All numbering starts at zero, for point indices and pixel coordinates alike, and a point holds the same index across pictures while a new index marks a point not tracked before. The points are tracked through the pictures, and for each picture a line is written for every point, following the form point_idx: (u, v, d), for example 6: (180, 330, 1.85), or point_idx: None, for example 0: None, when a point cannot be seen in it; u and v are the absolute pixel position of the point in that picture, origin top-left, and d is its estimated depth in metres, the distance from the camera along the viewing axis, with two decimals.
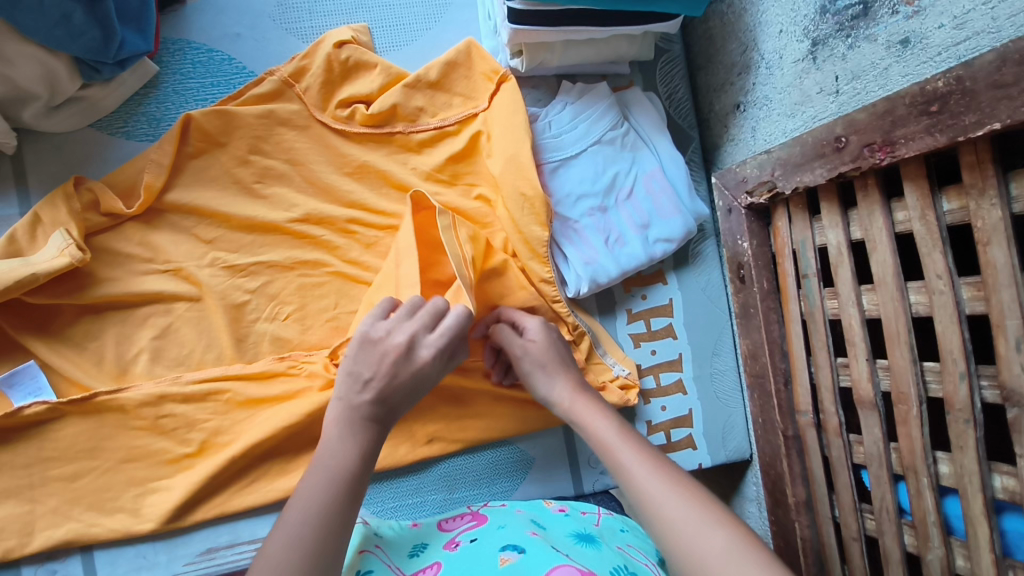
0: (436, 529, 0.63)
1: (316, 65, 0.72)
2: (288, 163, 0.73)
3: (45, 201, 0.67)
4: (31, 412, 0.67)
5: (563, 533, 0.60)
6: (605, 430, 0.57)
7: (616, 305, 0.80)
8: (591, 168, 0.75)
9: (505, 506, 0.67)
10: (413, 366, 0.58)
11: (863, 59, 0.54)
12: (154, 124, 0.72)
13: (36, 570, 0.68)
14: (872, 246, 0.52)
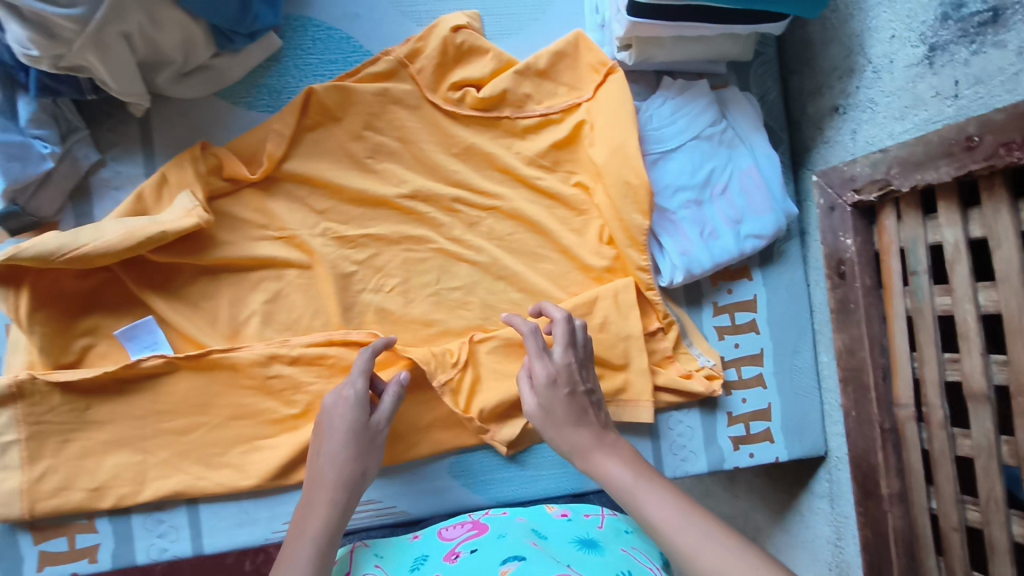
0: (437, 539, 0.66)
1: (433, 49, 0.75)
2: (399, 140, 0.76)
3: (173, 165, 0.70)
4: (150, 365, 0.69)
5: (566, 538, 0.64)
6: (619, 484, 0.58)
7: (703, 297, 0.82)
8: (689, 161, 0.78)
9: (506, 514, 0.69)
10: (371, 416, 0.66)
11: (989, 64, 0.57)
12: (275, 96, 0.74)
13: (145, 519, 0.71)
14: (995, 243, 0.54)
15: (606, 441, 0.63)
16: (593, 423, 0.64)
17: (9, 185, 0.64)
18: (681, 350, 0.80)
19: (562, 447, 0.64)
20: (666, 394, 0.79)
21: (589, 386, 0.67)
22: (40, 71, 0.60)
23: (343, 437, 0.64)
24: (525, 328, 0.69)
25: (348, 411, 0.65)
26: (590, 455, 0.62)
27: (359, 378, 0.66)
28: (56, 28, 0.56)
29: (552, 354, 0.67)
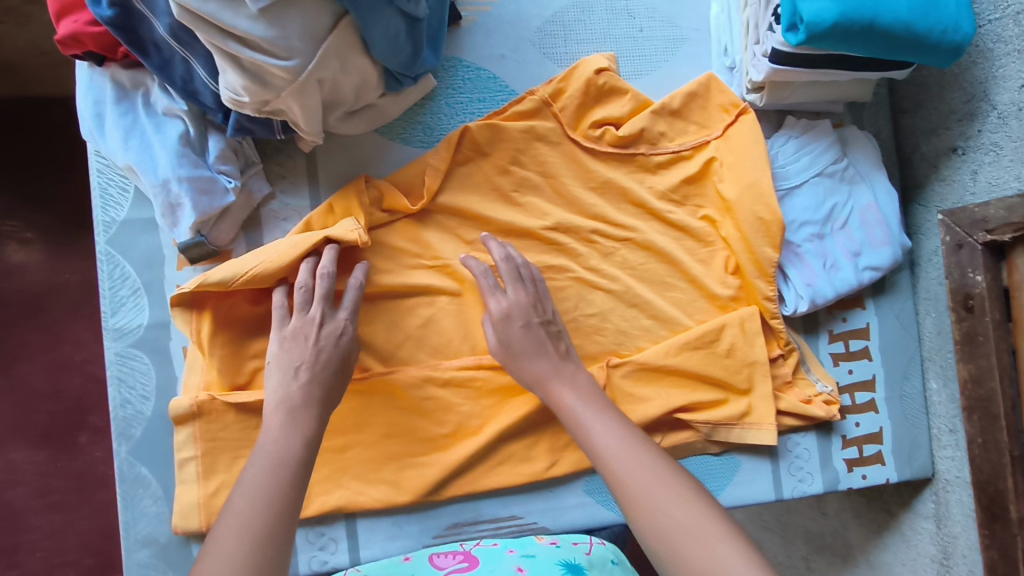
0: (429, 564, 0.70)
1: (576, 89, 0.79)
2: (541, 175, 0.80)
3: (344, 198, 0.74)
4: None
5: (552, 560, 0.69)
6: (606, 447, 0.65)
7: (819, 325, 0.87)
8: (813, 197, 0.82)
9: (497, 545, 0.73)
10: (334, 340, 0.69)
11: None
12: (429, 132, 0.79)
13: (308, 531, 0.75)
14: None
15: (574, 380, 0.71)
16: (552, 354, 0.72)
17: (198, 218, 0.69)
18: (800, 375, 0.84)
19: (524, 372, 0.72)
20: (788, 418, 0.83)
21: (548, 320, 0.74)
22: (240, 115, 0.65)
23: (325, 361, 0.68)
24: (524, 276, 0.75)
25: (329, 344, 0.68)
26: (547, 383, 0.71)
27: (349, 308, 0.71)
28: (269, 76, 0.61)
29: (536, 303, 0.74)
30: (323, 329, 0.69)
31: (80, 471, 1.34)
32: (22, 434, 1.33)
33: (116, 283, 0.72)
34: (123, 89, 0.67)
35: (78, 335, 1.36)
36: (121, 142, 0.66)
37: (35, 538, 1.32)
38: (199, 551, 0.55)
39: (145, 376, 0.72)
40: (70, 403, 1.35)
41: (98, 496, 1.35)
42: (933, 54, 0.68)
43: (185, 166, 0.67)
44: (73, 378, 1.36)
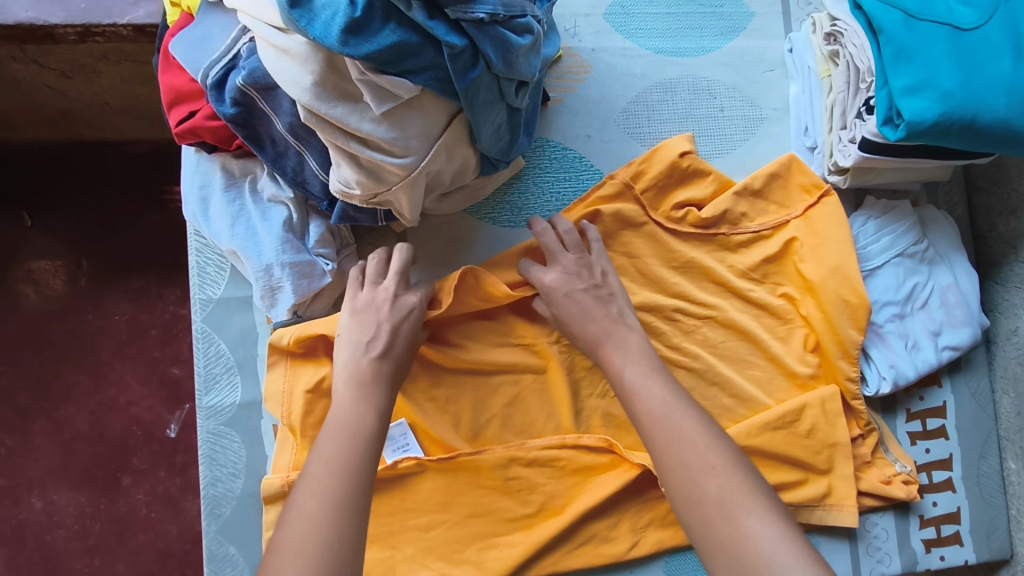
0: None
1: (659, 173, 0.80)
2: (625, 254, 0.82)
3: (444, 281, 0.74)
4: (404, 466, 0.74)
5: None
6: (655, 413, 0.64)
7: (896, 404, 0.87)
8: (894, 279, 0.82)
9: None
10: (404, 313, 0.70)
11: None
12: (516, 212, 0.80)
13: None
14: None
15: (625, 344, 0.70)
16: (607, 315, 0.72)
17: (296, 300, 0.70)
18: (879, 455, 0.84)
19: (581, 338, 0.73)
20: (868, 498, 0.83)
21: (596, 282, 0.74)
22: (347, 204, 0.67)
23: (398, 339, 0.68)
24: (576, 258, 0.75)
25: (404, 318, 0.69)
26: (601, 347, 0.71)
27: (419, 290, 0.72)
28: (384, 172, 0.62)
29: (580, 270, 0.74)
30: (399, 300, 0.70)
31: (120, 514, 1.34)
32: (66, 475, 1.34)
33: (211, 360, 0.73)
34: (233, 177, 0.69)
35: (123, 377, 1.37)
36: (228, 228, 0.68)
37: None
38: (279, 518, 0.55)
39: (235, 455, 0.73)
40: (113, 446, 1.35)
41: (136, 540, 1.33)
42: (1015, 149, 0.69)
43: (288, 252, 0.69)
44: (118, 420, 1.36)
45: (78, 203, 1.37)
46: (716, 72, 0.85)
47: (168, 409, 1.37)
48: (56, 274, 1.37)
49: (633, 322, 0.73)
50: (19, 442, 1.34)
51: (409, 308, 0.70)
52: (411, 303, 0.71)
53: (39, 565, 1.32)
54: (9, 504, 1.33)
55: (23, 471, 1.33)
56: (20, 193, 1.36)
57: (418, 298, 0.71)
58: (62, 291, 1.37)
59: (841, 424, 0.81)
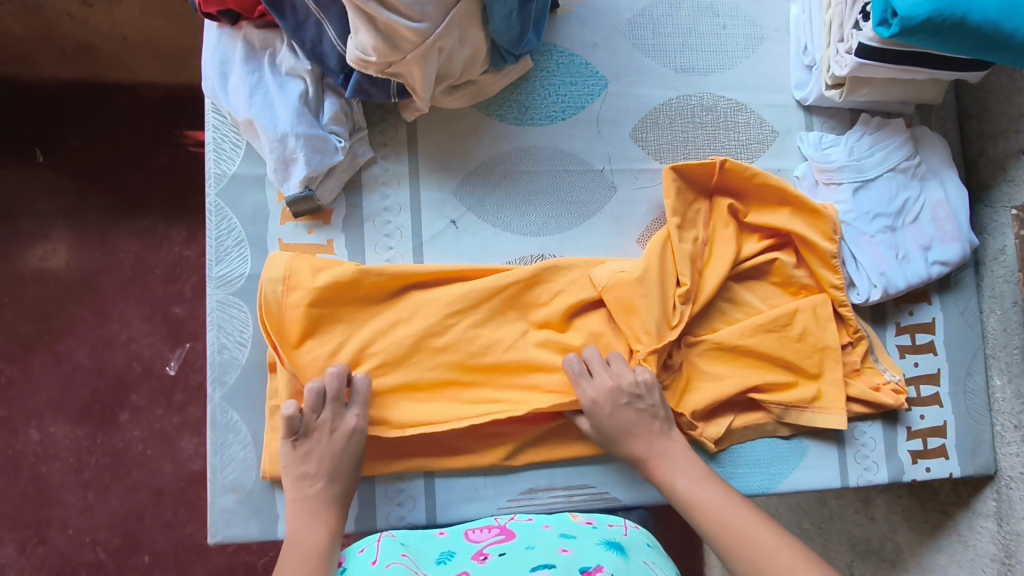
0: (464, 538, 0.71)
1: (642, 296, 0.75)
2: (627, 159, 0.85)
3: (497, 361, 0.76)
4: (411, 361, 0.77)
5: (593, 540, 0.68)
6: (716, 514, 0.69)
7: (886, 317, 0.89)
8: (887, 191, 0.84)
9: (533, 521, 0.74)
10: (341, 442, 0.69)
11: None
12: (524, 111, 0.83)
13: (388, 487, 0.76)
14: None
15: (669, 454, 0.74)
16: (648, 432, 0.75)
17: (309, 174, 0.72)
18: (869, 364, 0.86)
19: (624, 450, 0.75)
20: (857, 405, 0.85)
21: (639, 397, 0.75)
22: (362, 75, 0.70)
23: (339, 466, 0.70)
24: (625, 380, 0.75)
25: (347, 444, 0.70)
26: (647, 460, 0.74)
27: (356, 406, 0.71)
28: (400, 40, 0.65)
29: (620, 385, 0.74)
30: (338, 429, 0.70)
31: (116, 450, 1.28)
32: (63, 408, 1.28)
33: (223, 234, 0.75)
34: (253, 49, 0.73)
35: (125, 314, 1.32)
36: (246, 98, 0.71)
37: (67, 514, 1.25)
38: None
39: (242, 325, 0.75)
40: (112, 381, 1.29)
41: (131, 477, 1.27)
42: (1003, 55, 0.72)
43: (303, 124, 0.71)
44: (118, 355, 1.31)
45: (84, 131, 1.33)
46: None
47: (169, 347, 1.32)
48: (59, 208, 1.33)
49: (674, 431, 0.76)
50: (18, 372, 1.28)
51: (349, 439, 0.70)
52: (350, 428, 0.70)
53: (33, 497, 1.25)
54: (6, 433, 1.26)
55: (21, 402, 1.27)
56: (23, 116, 1.32)
57: (357, 422, 0.70)
58: (66, 220, 1.33)
59: (830, 330, 0.83)
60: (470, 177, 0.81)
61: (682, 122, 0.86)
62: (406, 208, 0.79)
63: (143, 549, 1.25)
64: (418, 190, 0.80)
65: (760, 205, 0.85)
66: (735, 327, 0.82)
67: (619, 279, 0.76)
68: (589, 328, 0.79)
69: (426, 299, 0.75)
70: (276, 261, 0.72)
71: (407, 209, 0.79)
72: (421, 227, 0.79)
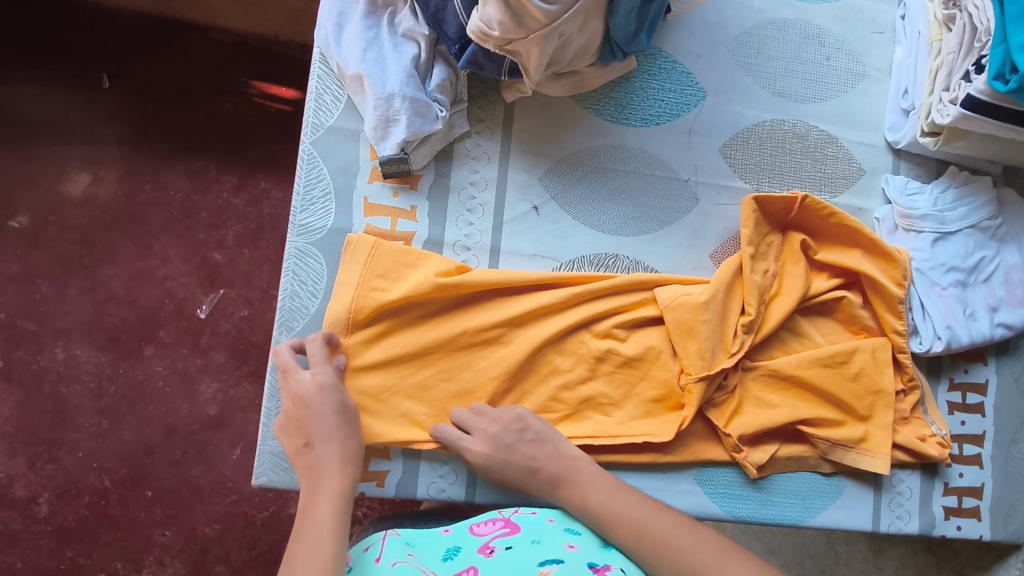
0: (468, 532, 0.69)
1: (703, 321, 0.77)
2: (710, 174, 0.84)
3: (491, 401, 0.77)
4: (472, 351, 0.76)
5: (598, 539, 0.68)
6: (635, 519, 0.66)
7: (941, 371, 0.89)
8: (964, 247, 0.85)
9: (536, 514, 0.71)
10: (311, 396, 0.67)
11: None
12: (619, 109, 0.83)
13: (431, 459, 0.76)
14: None
15: (579, 475, 0.71)
16: (546, 452, 0.72)
17: (406, 137, 0.73)
18: (917, 414, 0.85)
19: (536, 487, 0.72)
20: (899, 451, 0.84)
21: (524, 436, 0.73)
22: (479, 48, 0.71)
23: (327, 419, 0.66)
24: (501, 419, 0.73)
25: (325, 398, 0.67)
26: (562, 485, 0.71)
27: (319, 363, 0.68)
28: (526, 18, 0.66)
29: (495, 433, 0.72)
30: (305, 389, 0.67)
31: (136, 382, 1.28)
32: (91, 333, 1.29)
33: (312, 183, 0.76)
34: (374, 6, 0.74)
35: (166, 251, 1.32)
36: (360, 53, 0.72)
37: (80, 437, 1.25)
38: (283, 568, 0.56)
39: (317, 275, 0.75)
40: (144, 314, 1.30)
41: (147, 411, 1.27)
42: None
43: (411, 86, 0.72)
44: (153, 291, 1.31)
45: (154, 64, 1.34)
46: (829, 22, 0.89)
47: (204, 290, 1.32)
48: (118, 136, 1.34)
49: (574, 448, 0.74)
50: (53, 291, 1.29)
51: (314, 391, 0.67)
52: (315, 386, 0.67)
53: (48, 415, 1.25)
54: (32, 349, 1.27)
55: (51, 320, 1.28)
56: (100, 41, 1.32)
57: (320, 378, 0.68)
58: (123, 149, 1.34)
59: (887, 377, 0.83)
60: (557, 166, 0.81)
61: (772, 145, 0.86)
62: (491, 186, 0.80)
63: (147, 483, 1.24)
64: (505, 170, 0.80)
65: (833, 244, 0.84)
66: (794, 358, 0.82)
67: (682, 301, 0.78)
68: (648, 341, 0.79)
69: (506, 303, 0.77)
70: (359, 241, 0.74)
71: (492, 186, 0.80)
72: (502, 207, 0.80)
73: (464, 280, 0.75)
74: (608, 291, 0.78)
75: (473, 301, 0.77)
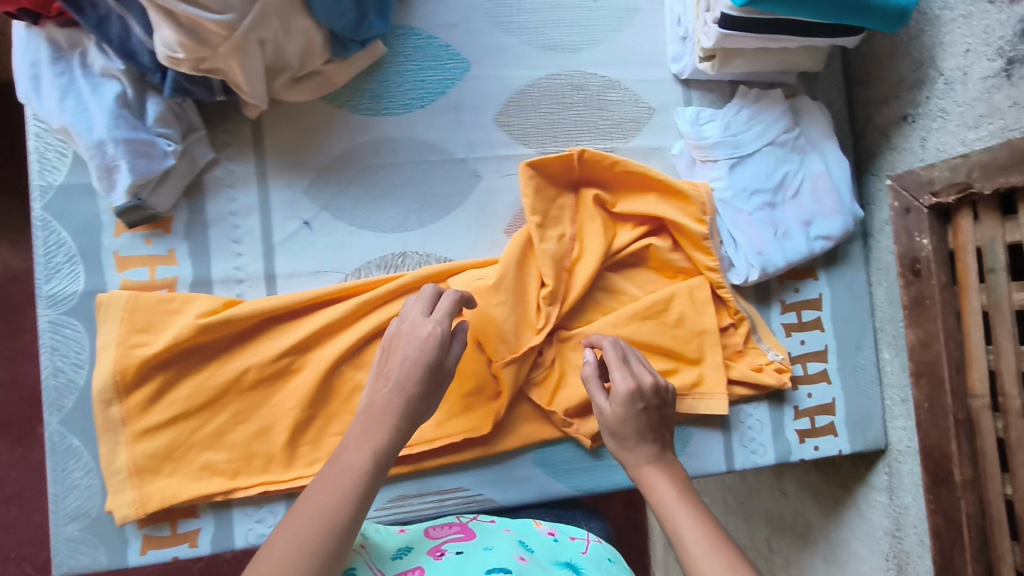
0: (424, 535, 0.69)
1: (497, 303, 0.73)
2: (488, 146, 0.80)
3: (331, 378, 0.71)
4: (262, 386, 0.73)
5: (550, 559, 0.64)
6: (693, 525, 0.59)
7: (771, 296, 0.87)
8: (764, 166, 0.81)
9: (493, 523, 0.72)
10: (428, 342, 0.62)
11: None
12: (377, 99, 0.78)
13: (246, 508, 0.73)
14: None
15: (675, 469, 0.66)
16: (659, 439, 0.68)
17: (135, 181, 0.67)
18: (751, 345, 0.83)
19: (619, 454, 0.68)
20: (738, 387, 0.82)
21: (663, 404, 0.70)
22: (177, 74, 0.65)
23: (415, 370, 0.61)
24: (636, 372, 0.70)
25: (406, 339, 0.62)
26: (645, 470, 0.66)
27: (441, 313, 0.63)
28: (206, 33, 0.60)
29: (637, 389, 0.69)
30: (421, 331, 0.62)
31: None
32: None
33: (51, 250, 0.71)
34: (60, 48, 0.66)
35: None
36: (57, 102, 0.66)
37: None
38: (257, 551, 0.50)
39: (78, 345, 0.70)
40: None
41: None
42: (873, 17, 0.72)
43: (121, 128, 0.66)
44: None
45: None
46: None
47: None
48: None
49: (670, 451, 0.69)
50: None
51: (433, 338, 0.62)
52: (433, 332, 0.62)
53: None
54: None
55: None
56: None
57: (439, 326, 0.63)
58: None
59: (707, 316, 0.80)
60: (320, 175, 0.76)
61: (550, 102, 0.82)
62: (256, 211, 0.74)
63: None
64: (266, 190, 0.75)
65: (628, 192, 0.81)
66: (608, 319, 0.79)
67: (474, 287, 0.74)
68: None
69: (291, 329, 0.73)
70: (112, 299, 0.69)
71: (256, 211, 0.74)
72: (270, 230, 0.75)
73: (231, 313, 0.70)
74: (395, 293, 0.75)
75: (253, 336, 0.73)
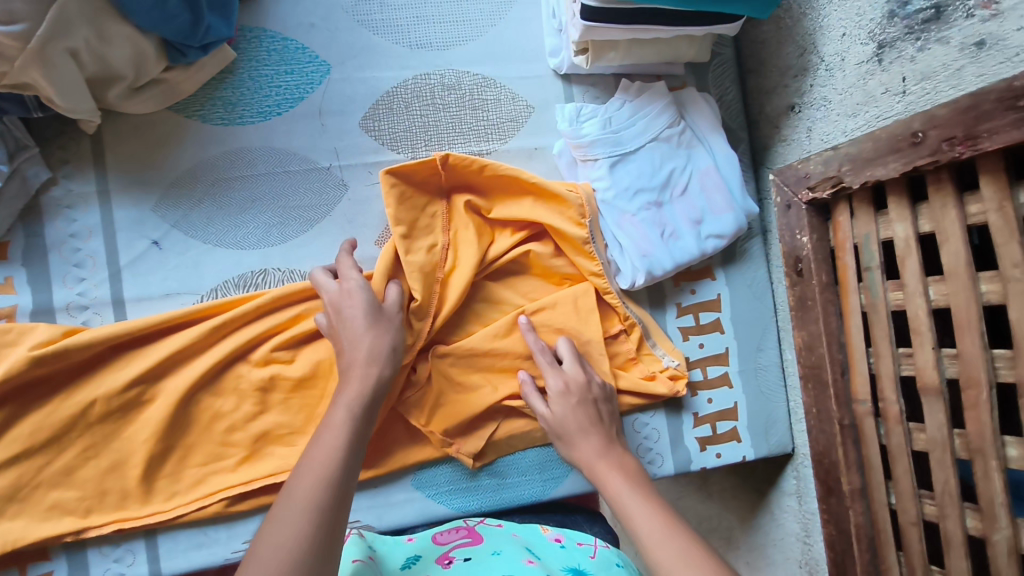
0: (431, 542, 0.67)
1: None
2: (354, 153, 0.76)
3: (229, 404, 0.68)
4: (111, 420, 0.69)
5: (559, 565, 0.61)
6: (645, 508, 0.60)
7: (666, 299, 0.83)
8: (648, 164, 0.77)
9: (500, 527, 0.70)
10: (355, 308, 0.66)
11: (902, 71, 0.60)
12: (230, 108, 0.73)
13: (102, 547, 0.70)
14: (905, 252, 0.58)
15: (622, 463, 0.68)
16: (602, 432, 0.71)
17: None
18: (645, 351, 0.79)
19: (566, 450, 0.71)
20: (629, 396, 0.79)
21: (602, 397, 0.73)
22: None
23: (362, 343, 0.64)
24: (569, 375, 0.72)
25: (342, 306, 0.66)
26: (597, 466, 0.68)
27: (350, 274, 0.68)
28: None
29: (569, 384, 0.72)
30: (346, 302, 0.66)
31: None
32: None
33: None
34: None
35: None
36: None
37: None
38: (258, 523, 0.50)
39: None
40: None
41: None
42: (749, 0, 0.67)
43: None
44: None
45: None
46: None
47: None
48: None
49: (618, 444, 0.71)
50: None
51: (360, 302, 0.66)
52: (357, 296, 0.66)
53: None
54: None
55: None
56: None
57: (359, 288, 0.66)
58: None
59: (592, 324, 0.76)
60: (170, 192, 0.72)
61: (421, 104, 0.78)
62: (97, 232, 0.70)
63: None
64: (110, 211, 0.71)
65: (505, 197, 0.77)
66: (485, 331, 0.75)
67: None
68: (315, 356, 0.72)
69: (140, 358, 0.69)
70: None
71: (99, 233, 0.70)
72: (117, 251, 0.71)
73: (65, 345, 0.65)
74: (252, 314, 0.71)
75: (98, 366, 0.69)
